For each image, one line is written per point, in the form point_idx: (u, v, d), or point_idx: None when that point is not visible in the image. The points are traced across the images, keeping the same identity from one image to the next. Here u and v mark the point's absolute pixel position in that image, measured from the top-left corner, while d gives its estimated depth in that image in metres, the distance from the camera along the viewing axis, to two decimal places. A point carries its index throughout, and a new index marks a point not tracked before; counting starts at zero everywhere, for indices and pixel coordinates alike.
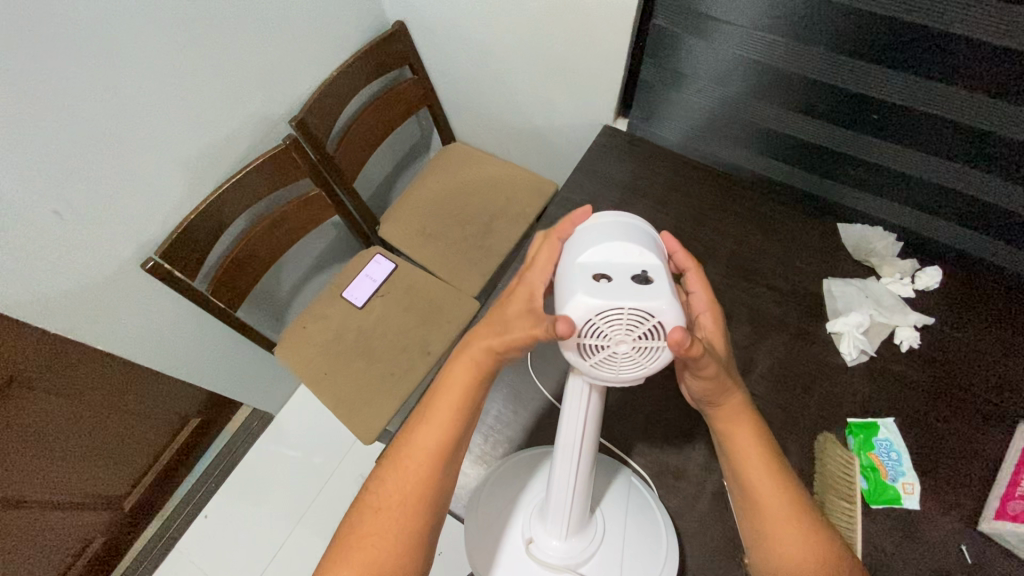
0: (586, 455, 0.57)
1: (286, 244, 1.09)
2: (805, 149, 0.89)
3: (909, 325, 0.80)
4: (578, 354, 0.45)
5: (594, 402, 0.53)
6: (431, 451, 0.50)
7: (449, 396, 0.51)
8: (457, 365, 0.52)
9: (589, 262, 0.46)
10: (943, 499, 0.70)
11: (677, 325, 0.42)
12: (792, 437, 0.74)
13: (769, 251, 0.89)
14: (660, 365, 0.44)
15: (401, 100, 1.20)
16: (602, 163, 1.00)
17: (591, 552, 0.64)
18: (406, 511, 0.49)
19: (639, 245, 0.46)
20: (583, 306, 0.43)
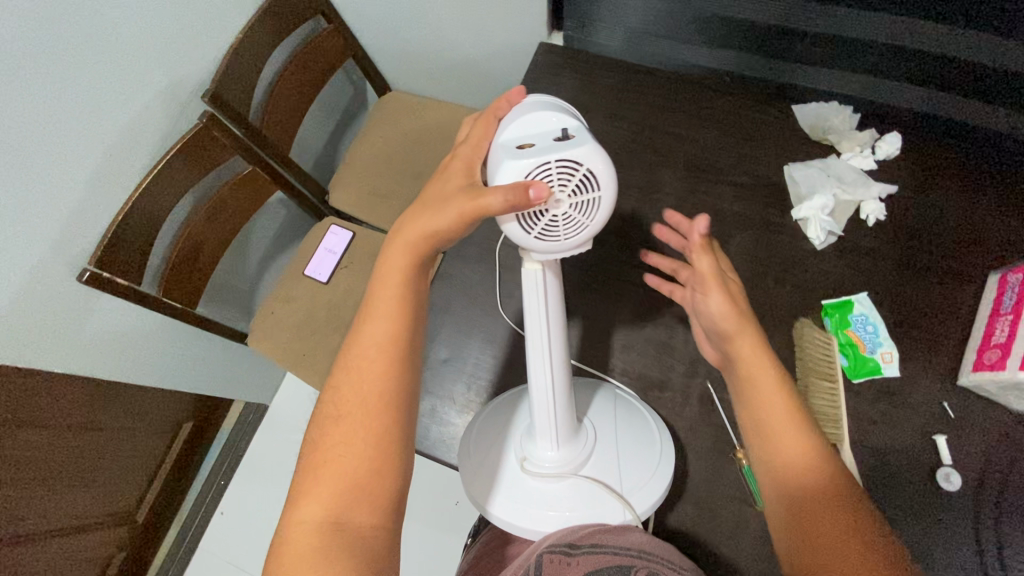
0: (557, 344, 0.58)
1: (234, 228, 1.04)
2: (753, 29, 0.84)
3: (874, 198, 0.79)
4: (522, 227, 0.49)
5: (551, 283, 0.55)
6: (382, 341, 0.48)
7: (391, 283, 0.49)
8: (393, 251, 0.50)
9: (513, 136, 0.50)
10: (922, 362, 0.71)
11: (602, 169, 0.48)
12: (770, 330, 0.74)
13: (727, 147, 0.86)
14: (599, 220, 0.50)
15: (323, 55, 1.10)
16: (543, 84, 0.94)
17: (588, 453, 0.65)
18: (370, 412, 0.47)
19: (555, 109, 0.50)
20: (513, 171, 0.47)
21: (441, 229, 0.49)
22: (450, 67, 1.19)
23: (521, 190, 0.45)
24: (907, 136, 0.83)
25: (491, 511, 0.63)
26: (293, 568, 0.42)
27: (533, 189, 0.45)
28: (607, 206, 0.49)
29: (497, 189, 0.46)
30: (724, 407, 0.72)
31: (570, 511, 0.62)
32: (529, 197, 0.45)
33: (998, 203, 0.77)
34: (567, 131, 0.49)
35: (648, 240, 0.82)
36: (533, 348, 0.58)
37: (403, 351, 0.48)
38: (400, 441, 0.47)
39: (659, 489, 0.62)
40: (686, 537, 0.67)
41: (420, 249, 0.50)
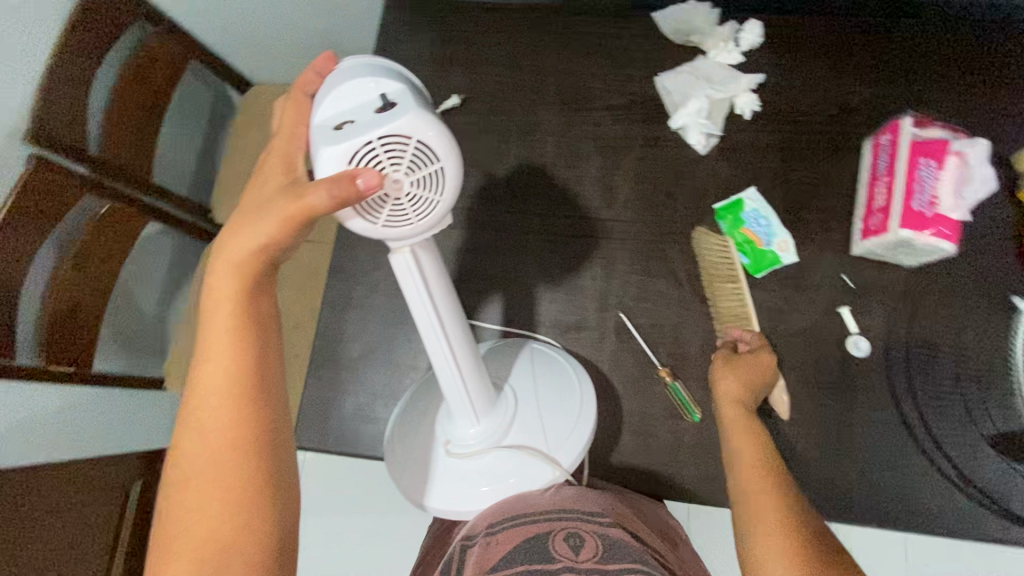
0: (450, 325, 0.56)
1: (110, 277, 0.95)
2: None
3: (745, 90, 0.77)
4: (368, 220, 0.47)
5: (427, 265, 0.52)
6: (223, 384, 0.45)
7: (220, 317, 0.47)
8: (220, 276, 0.47)
9: (331, 117, 0.47)
10: (815, 242, 0.72)
11: (435, 136, 0.45)
12: (670, 245, 0.74)
13: (596, 70, 0.82)
14: (448, 193, 0.47)
15: (158, 63, 0.99)
16: (397, 44, 0.87)
17: (509, 423, 0.63)
18: (225, 462, 0.44)
19: (371, 77, 0.47)
20: (336, 158, 0.45)
21: (268, 245, 0.47)
22: (302, 48, 1.09)
23: (346, 181, 0.43)
24: (769, 21, 0.81)
25: (426, 503, 0.63)
26: None
27: (362, 178, 0.43)
28: (453, 175, 0.47)
29: (320, 185, 0.44)
30: (640, 332, 0.72)
31: (497, 484, 0.61)
32: (360, 187, 0.43)
33: (863, 70, 0.78)
34: (387, 102, 0.46)
35: (537, 184, 0.79)
36: (426, 334, 0.56)
37: (250, 389, 0.46)
38: (267, 484, 0.45)
39: (583, 441, 0.63)
40: (629, 464, 0.68)
41: (246, 272, 0.47)
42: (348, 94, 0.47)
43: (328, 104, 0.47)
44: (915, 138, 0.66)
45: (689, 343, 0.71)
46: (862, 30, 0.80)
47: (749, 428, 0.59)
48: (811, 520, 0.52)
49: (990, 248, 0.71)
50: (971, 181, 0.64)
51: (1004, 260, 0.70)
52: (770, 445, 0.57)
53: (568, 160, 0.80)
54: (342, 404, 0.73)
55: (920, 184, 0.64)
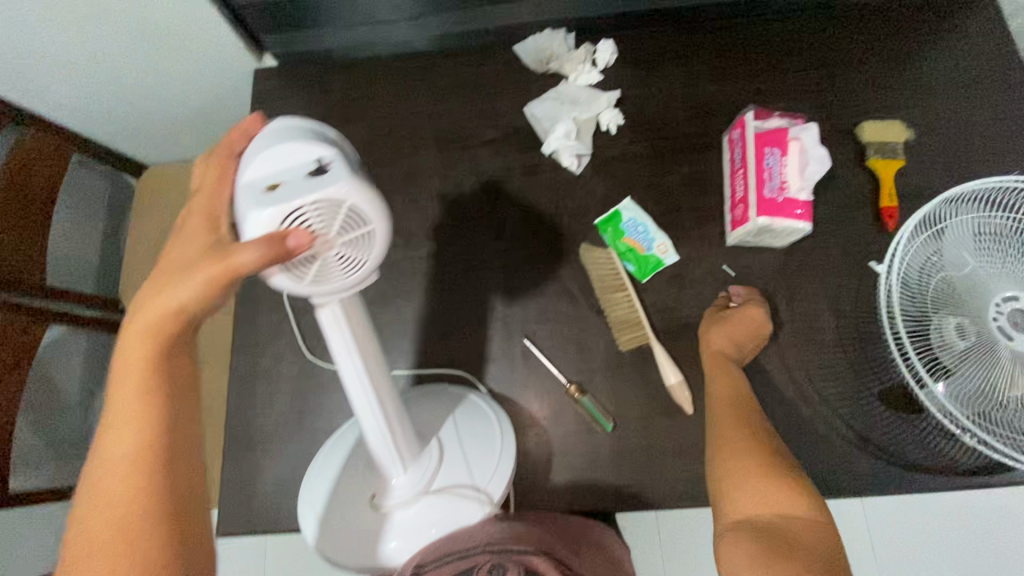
0: (378, 378, 0.55)
1: (15, 389, 0.92)
2: None
3: (607, 107, 0.81)
4: (292, 277, 0.45)
5: (352, 324, 0.51)
6: (135, 451, 0.43)
7: (129, 385, 0.43)
8: (135, 335, 0.44)
9: (260, 176, 0.45)
10: (694, 238, 0.76)
11: (367, 198, 0.44)
12: (561, 264, 0.77)
13: (468, 108, 0.85)
14: (377, 253, 0.46)
15: (37, 164, 0.96)
16: (273, 111, 0.89)
17: (434, 470, 0.64)
18: (131, 534, 0.41)
19: (303, 138, 0.45)
20: (265, 221, 0.42)
21: (186, 307, 0.44)
22: (187, 126, 1.08)
23: (275, 241, 0.41)
24: (620, 40, 0.86)
25: (349, 559, 0.61)
26: None
27: (293, 238, 0.41)
28: (383, 238, 0.46)
29: (247, 244, 0.41)
30: (545, 353, 0.74)
31: (427, 529, 0.62)
32: (288, 247, 0.41)
33: (714, 75, 0.83)
34: (322, 165, 0.44)
35: (427, 226, 0.81)
36: (352, 389, 0.54)
37: (164, 460, 0.44)
38: (176, 568, 0.42)
39: (505, 476, 0.63)
40: (553, 484, 0.70)
41: (166, 333, 0.44)
42: (280, 152, 0.45)
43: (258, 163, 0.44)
44: (759, 130, 0.71)
45: (593, 357, 0.73)
46: (707, 34, 0.85)
47: (732, 378, 0.67)
48: (776, 447, 0.60)
49: (847, 219, 0.76)
50: (810, 162, 0.68)
51: (863, 229, 0.76)
52: (750, 393, 0.65)
53: (454, 197, 0.82)
54: (261, 478, 0.72)
55: (769, 173, 0.69)
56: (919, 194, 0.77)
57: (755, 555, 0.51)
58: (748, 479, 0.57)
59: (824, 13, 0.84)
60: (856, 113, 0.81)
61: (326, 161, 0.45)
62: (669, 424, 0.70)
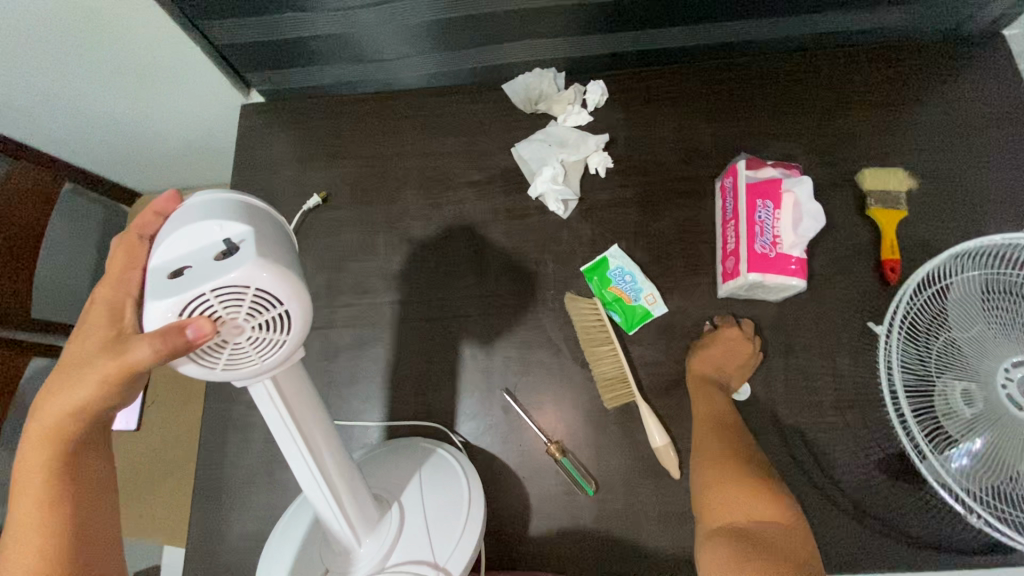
0: (322, 448, 0.51)
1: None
2: (434, 28, 0.76)
3: (595, 150, 0.79)
4: (202, 365, 0.42)
5: (291, 395, 0.48)
6: (35, 561, 0.42)
7: (28, 494, 0.42)
8: (32, 440, 0.43)
9: (168, 258, 0.42)
10: (684, 288, 0.73)
11: (277, 279, 0.41)
12: (545, 313, 0.74)
13: (455, 148, 0.83)
14: (296, 331, 0.44)
15: (25, 198, 0.95)
16: (258, 149, 0.88)
17: (390, 544, 0.58)
18: None
19: (213, 216, 0.43)
20: (165, 311, 0.40)
21: (86, 405, 0.42)
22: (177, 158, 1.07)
23: (169, 335, 0.38)
24: (612, 79, 0.83)
25: None
26: None
27: (191, 329, 0.39)
28: (301, 316, 0.43)
29: (142, 340, 0.39)
30: (526, 407, 0.71)
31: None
32: (186, 339, 0.39)
33: (706, 118, 0.81)
34: (231, 244, 0.42)
35: (409, 270, 0.79)
36: (294, 460, 0.50)
37: (68, 565, 0.43)
38: None
39: (470, 548, 0.59)
40: (531, 548, 0.67)
41: (66, 434, 0.43)
42: (187, 232, 0.42)
43: (163, 246, 0.42)
44: (751, 180, 0.68)
45: (576, 412, 0.70)
46: (702, 75, 0.82)
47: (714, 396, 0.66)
48: (759, 460, 0.59)
49: (845, 271, 0.73)
50: (803, 219, 0.64)
51: (862, 282, 0.72)
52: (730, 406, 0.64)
53: (438, 240, 0.80)
54: (227, 533, 0.69)
55: (761, 227, 0.65)
56: (922, 246, 0.73)
57: (727, 559, 0.50)
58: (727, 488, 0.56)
59: (824, 55, 0.81)
60: (854, 159, 0.78)
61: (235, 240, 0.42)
62: (654, 488, 0.67)
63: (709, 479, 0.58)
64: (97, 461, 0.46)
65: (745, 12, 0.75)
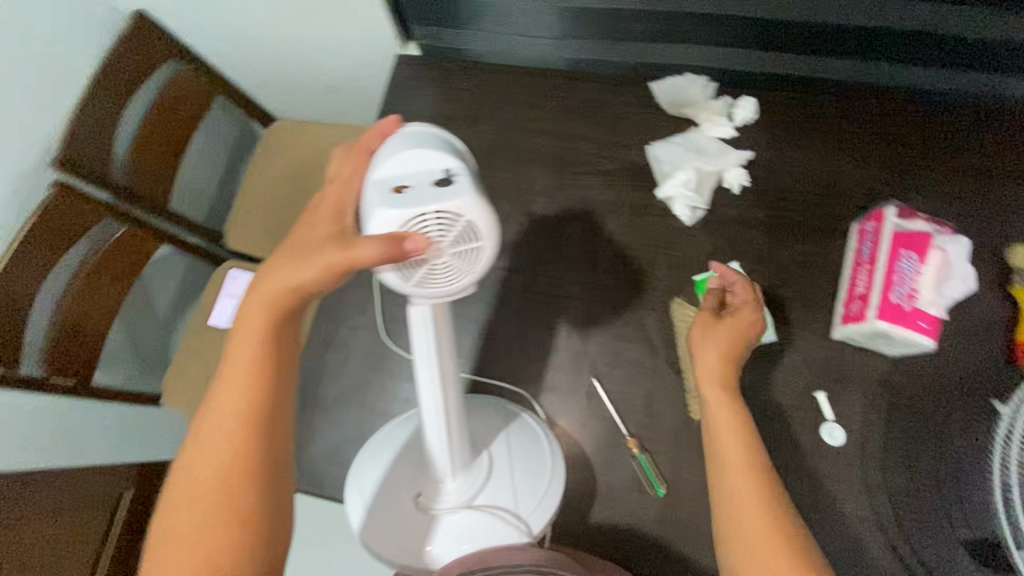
0: (449, 382, 0.59)
1: (120, 295, 1.00)
2: (601, 15, 0.83)
3: (734, 165, 0.79)
4: (400, 276, 0.51)
5: (439, 330, 0.56)
6: (237, 407, 0.54)
7: (245, 349, 0.55)
8: (254, 307, 0.55)
9: (394, 178, 0.52)
10: (795, 320, 0.72)
11: (479, 217, 0.50)
12: (648, 313, 0.75)
13: (590, 135, 0.85)
14: (481, 267, 0.52)
15: (185, 99, 1.05)
16: (402, 97, 0.92)
17: (480, 485, 0.65)
18: (225, 479, 0.53)
19: (439, 151, 0.52)
20: (390, 222, 0.49)
21: (298, 287, 0.54)
22: (320, 92, 1.16)
23: (394, 243, 0.48)
24: (762, 98, 0.83)
25: (388, 554, 0.64)
26: None
27: (411, 242, 0.48)
28: (488, 254, 0.52)
29: (372, 242, 0.48)
30: (612, 398, 0.72)
31: (460, 542, 0.63)
32: (406, 249, 0.48)
33: (856, 156, 0.78)
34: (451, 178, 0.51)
35: (524, 242, 0.81)
36: (423, 387, 0.59)
37: (257, 419, 0.54)
38: (258, 508, 0.53)
39: (552, 505, 0.65)
40: (591, 533, 0.68)
41: (277, 309, 0.55)
42: (417, 160, 0.52)
43: (394, 165, 0.52)
44: (898, 228, 0.66)
45: (661, 415, 0.71)
46: (860, 113, 0.80)
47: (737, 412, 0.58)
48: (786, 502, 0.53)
49: (974, 343, 0.69)
50: (949, 278, 0.65)
51: (991, 358, 0.68)
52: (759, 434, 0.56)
53: (556, 220, 0.81)
54: (312, 443, 0.75)
55: (900, 277, 0.63)
56: None
57: None
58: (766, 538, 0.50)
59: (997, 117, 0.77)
60: (1011, 229, 0.73)
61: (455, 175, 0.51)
62: None
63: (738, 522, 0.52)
64: (290, 339, 0.58)
65: (901, 53, 0.78)
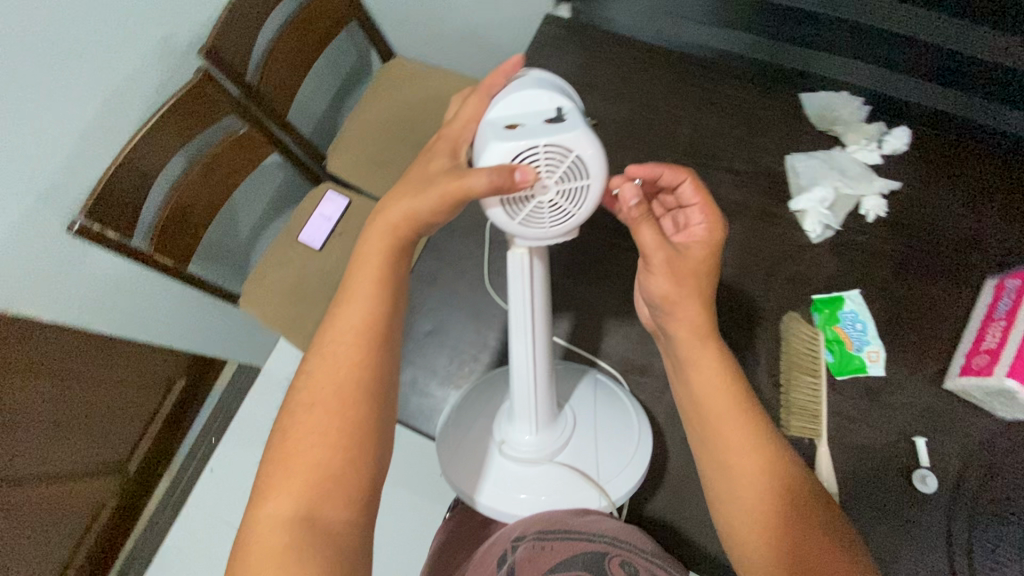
0: (539, 334, 0.63)
1: (225, 192, 1.03)
2: (771, 11, 0.83)
3: (875, 193, 0.76)
4: (507, 213, 0.53)
5: (537, 273, 0.59)
6: (357, 328, 0.58)
7: (366, 275, 0.59)
8: (376, 235, 0.59)
9: (506, 117, 0.53)
10: (906, 362, 0.70)
11: (589, 156, 0.50)
12: (756, 322, 0.73)
13: (729, 132, 0.83)
14: (585, 208, 0.53)
15: (323, 16, 1.07)
16: (545, 55, 0.92)
17: (561, 444, 0.69)
18: (343, 399, 0.56)
19: (549, 90, 0.53)
20: (501, 154, 0.50)
21: (419, 215, 0.57)
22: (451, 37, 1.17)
23: (503, 173, 0.49)
24: (916, 131, 0.80)
25: (471, 495, 0.68)
26: (261, 557, 0.50)
27: (519, 172, 0.49)
28: (593, 196, 0.52)
29: (482, 172, 0.50)
30: None
31: (545, 493, 0.67)
32: (515, 179, 0.49)
33: (1003, 211, 0.75)
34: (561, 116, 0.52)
35: None
36: (515, 335, 0.62)
37: (373, 342, 0.58)
38: (369, 425, 0.56)
39: (634, 478, 0.66)
40: (655, 521, 0.69)
41: (397, 237, 0.59)
42: (527, 99, 0.53)
43: (502, 105, 0.53)
44: None
45: None
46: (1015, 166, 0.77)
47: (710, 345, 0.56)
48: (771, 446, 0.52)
49: None
50: None
51: None
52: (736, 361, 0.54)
53: None
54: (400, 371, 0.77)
55: None
56: None
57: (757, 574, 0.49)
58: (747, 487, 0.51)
59: None
60: None
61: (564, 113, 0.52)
62: None
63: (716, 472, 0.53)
64: (402, 269, 0.61)
65: None
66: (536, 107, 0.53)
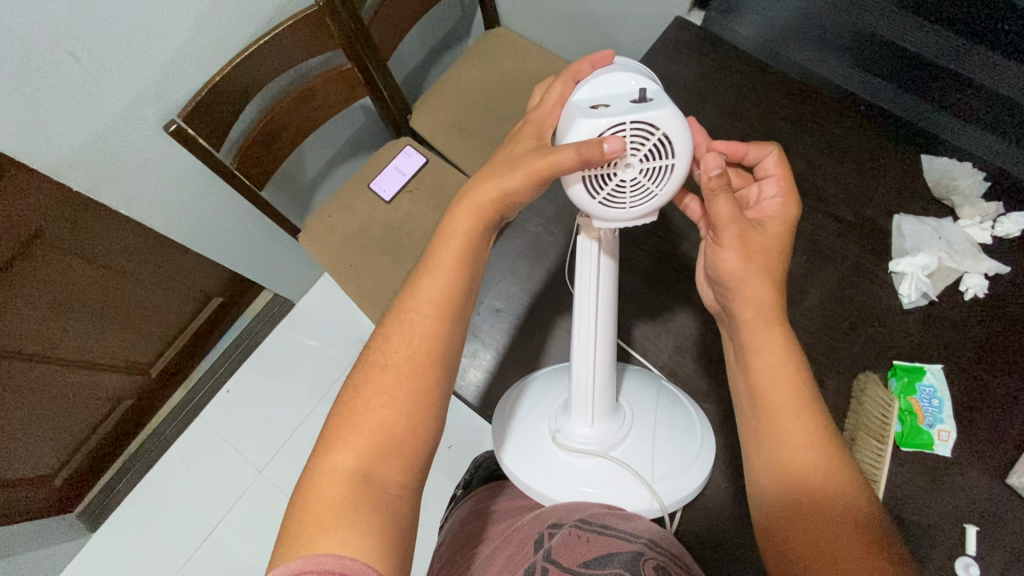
0: (604, 329, 0.62)
1: (315, 122, 1.02)
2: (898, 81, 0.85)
3: (979, 272, 0.75)
4: (587, 190, 0.50)
5: (604, 266, 0.58)
6: (436, 299, 0.53)
7: (449, 249, 0.55)
8: (463, 211, 0.55)
9: (592, 98, 0.51)
10: (976, 447, 0.68)
11: (676, 137, 0.48)
12: (830, 373, 0.73)
13: (840, 179, 0.82)
14: (668, 188, 0.50)
15: None
16: (669, 61, 0.92)
17: (616, 443, 0.70)
18: (417, 367, 0.52)
19: (635, 72, 0.51)
20: (585, 131, 0.48)
21: (510, 192, 0.53)
22: None
23: (593, 146, 0.46)
24: None
25: (522, 479, 0.69)
26: (316, 508, 0.44)
27: (607, 141, 0.46)
28: (678, 175, 0.49)
29: (568, 146, 0.48)
30: None
31: (602, 488, 0.67)
32: (602, 149, 0.46)
33: None
34: (645, 96, 0.50)
35: None
36: (579, 334, 0.62)
37: (451, 315, 0.54)
38: (437, 395, 0.52)
39: (687, 489, 0.66)
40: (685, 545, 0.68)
41: (484, 215, 0.55)
42: (611, 82, 0.51)
43: (588, 86, 0.52)
44: None
45: None
46: None
47: (782, 354, 0.53)
48: (829, 441, 0.51)
49: None
50: None
51: None
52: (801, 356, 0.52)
53: None
54: None
55: None
56: None
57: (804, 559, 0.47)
58: (804, 479, 0.49)
59: None
60: None
61: (649, 93, 0.50)
62: None
63: (769, 464, 0.52)
64: (484, 249, 0.57)
65: None
66: (621, 90, 0.51)
